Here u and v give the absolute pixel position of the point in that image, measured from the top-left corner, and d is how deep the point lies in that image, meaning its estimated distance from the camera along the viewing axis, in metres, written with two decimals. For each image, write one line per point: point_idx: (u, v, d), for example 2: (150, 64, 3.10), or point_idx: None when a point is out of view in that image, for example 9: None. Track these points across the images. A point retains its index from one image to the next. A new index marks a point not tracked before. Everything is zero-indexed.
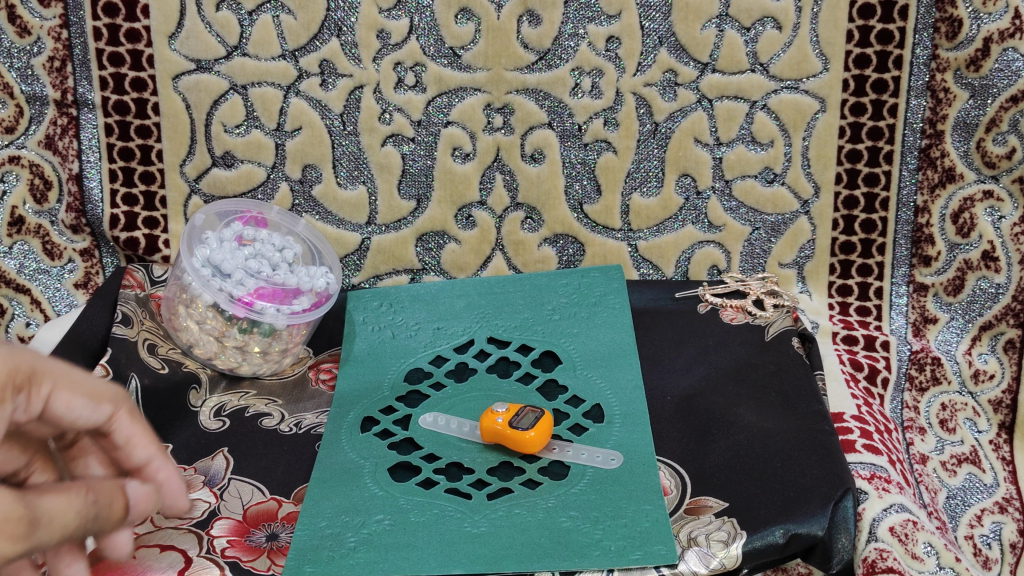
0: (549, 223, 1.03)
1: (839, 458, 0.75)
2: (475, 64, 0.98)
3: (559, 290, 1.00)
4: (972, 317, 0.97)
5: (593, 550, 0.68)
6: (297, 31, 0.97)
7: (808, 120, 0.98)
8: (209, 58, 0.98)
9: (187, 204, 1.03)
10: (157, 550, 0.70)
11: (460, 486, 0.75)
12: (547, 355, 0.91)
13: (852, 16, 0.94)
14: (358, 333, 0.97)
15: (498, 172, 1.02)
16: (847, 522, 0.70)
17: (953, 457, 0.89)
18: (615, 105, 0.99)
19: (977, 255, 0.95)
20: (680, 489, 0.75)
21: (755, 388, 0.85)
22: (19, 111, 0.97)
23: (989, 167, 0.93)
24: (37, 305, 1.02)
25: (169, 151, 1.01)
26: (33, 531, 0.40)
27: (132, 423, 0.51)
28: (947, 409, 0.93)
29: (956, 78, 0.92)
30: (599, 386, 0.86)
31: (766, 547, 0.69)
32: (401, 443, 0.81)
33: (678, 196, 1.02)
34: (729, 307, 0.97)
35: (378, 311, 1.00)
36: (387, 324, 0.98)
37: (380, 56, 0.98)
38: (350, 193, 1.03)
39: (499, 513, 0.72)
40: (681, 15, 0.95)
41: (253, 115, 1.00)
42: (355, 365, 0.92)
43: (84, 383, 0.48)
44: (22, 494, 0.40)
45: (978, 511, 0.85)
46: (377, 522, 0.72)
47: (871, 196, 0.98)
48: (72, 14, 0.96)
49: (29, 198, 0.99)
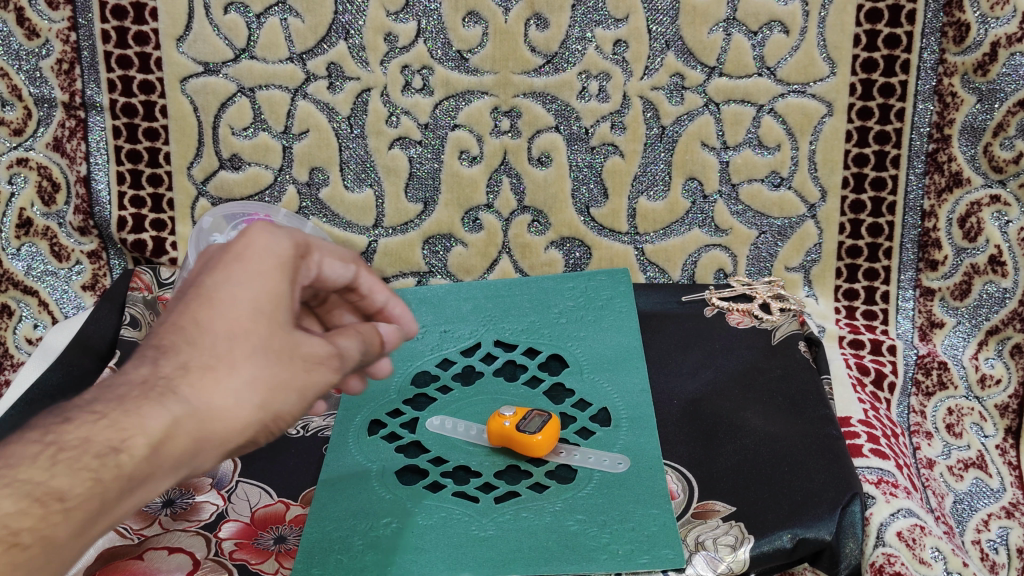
0: (556, 226, 1.04)
1: (846, 462, 0.75)
2: (482, 67, 0.98)
3: (565, 294, 0.99)
4: (978, 321, 0.97)
5: (600, 554, 0.68)
6: (304, 34, 0.97)
7: (815, 124, 0.98)
8: (217, 60, 0.98)
9: (194, 207, 1.03)
10: (166, 552, 0.71)
11: (467, 489, 0.75)
12: (554, 358, 0.91)
13: (860, 20, 0.94)
14: None
15: (505, 175, 1.02)
16: (855, 528, 0.70)
17: (960, 462, 0.90)
18: (622, 109, 0.99)
19: (984, 259, 0.95)
20: (687, 493, 0.75)
21: (763, 393, 0.85)
22: (27, 113, 0.98)
23: (997, 171, 0.93)
24: (45, 307, 1.03)
25: (177, 153, 1.01)
26: (342, 362, 0.49)
27: (371, 273, 0.58)
28: (954, 414, 0.94)
29: (963, 82, 0.92)
30: (606, 390, 0.86)
31: (773, 552, 0.69)
32: (409, 446, 0.81)
33: (684, 200, 1.02)
34: (735, 310, 0.97)
35: None
36: None
37: (388, 59, 0.98)
38: (357, 196, 1.03)
39: (506, 517, 0.72)
40: (688, 19, 0.95)
41: (260, 118, 1.00)
42: None
43: (336, 248, 0.56)
44: (333, 341, 0.49)
45: (985, 516, 0.86)
46: (385, 525, 0.72)
47: (878, 200, 0.98)
48: (81, 16, 0.96)
49: (36, 200, 1.01)
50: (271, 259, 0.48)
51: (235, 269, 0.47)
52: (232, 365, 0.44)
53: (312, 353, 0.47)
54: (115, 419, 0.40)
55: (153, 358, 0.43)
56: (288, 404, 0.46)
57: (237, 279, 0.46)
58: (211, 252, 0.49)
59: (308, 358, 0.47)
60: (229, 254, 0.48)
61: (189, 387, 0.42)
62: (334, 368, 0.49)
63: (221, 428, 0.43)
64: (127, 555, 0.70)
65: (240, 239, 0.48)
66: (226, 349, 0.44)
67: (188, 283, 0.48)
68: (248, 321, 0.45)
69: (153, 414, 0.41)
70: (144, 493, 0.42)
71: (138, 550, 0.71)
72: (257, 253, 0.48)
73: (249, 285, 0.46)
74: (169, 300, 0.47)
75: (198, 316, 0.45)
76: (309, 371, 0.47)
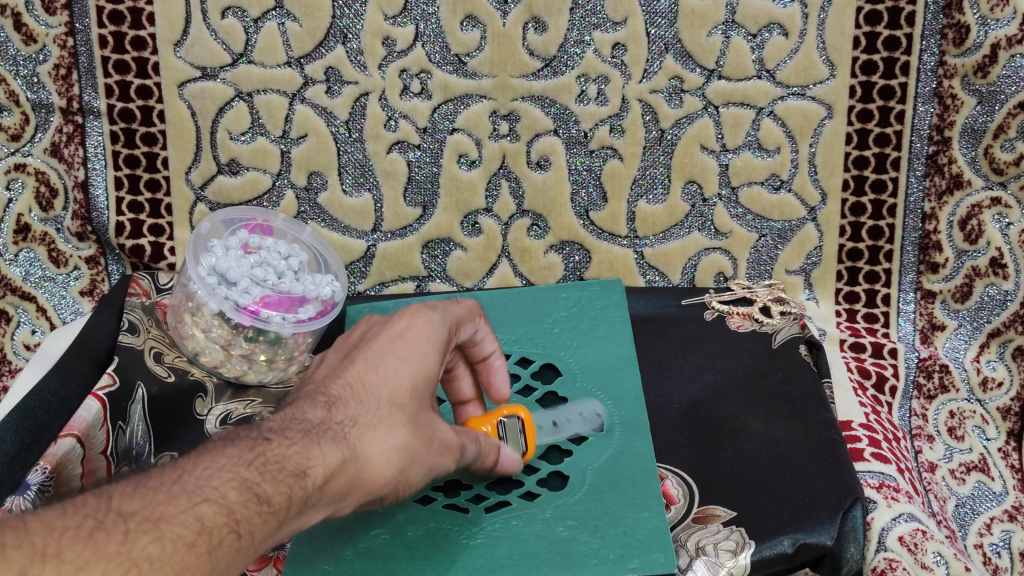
0: (555, 230, 1.03)
1: (848, 466, 0.74)
2: (481, 71, 0.98)
3: (561, 303, 0.97)
4: (980, 324, 0.97)
5: (590, 560, 0.68)
6: (302, 39, 0.97)
7: (815, 127, 0.98)
8: (215, 65, 0.98)
9: (191, 212, 1.03)
10: None
11: (459, 501, 0.74)
12: (548, 368, 0.89)
13: (859, 22, 0.94)
14: None
15: (504, 178, 1.02)
16: (856, 532, 0.70)
17: (961, 465, 0.90)
18: (622, 112, 0.99)
19: (985, 262, 0.95)
20: (687, 498, 0.75)
21: (763, 397, 0.84)
22: (25, 118, 0.98)
23: (997, 173, 0.93)
24: (43, 313, 1.03)
25: (174, 158, 1.01)
26: (462, 453, 0.64)
27: (485, 326, 0.72)
28: (956, 417, 0.93)
29: (963, 84, 0.92)
30: (599, 397, 0.85)
31: (774, 557, 0.69)
32: None
33: (683, 204, 1.02)
34: (736, 313, 0.96)
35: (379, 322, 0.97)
36: None
37: (386, 63, 0.98)
38: (356, 200, 1.02)
39: (497, 525, 0.72)
40: (687, 22, 0.95)
41: (258, 122, 1.00)
42: None
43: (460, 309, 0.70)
44: (462, 436, 0.65)
45: (987, 520, 0.86)
46: (374, 535, 0.71)
47: (878, 203, 0.98)
48: (78, 22, 0.96)
49: (34, 206, 1.01)
50: (431, 337, 0.64)
51: (409, 343, 0.63)
52: (388, 428, 0.59)
53: (445, 437, 0.63)
54: (304, 448, 0.53)
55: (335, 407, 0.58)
56: (416, 473, 0.60)
57: (403, 356, 0.62)
58: (380, 325, 0.66)
59: (442, 442, 0.62)
60: (397, 330, 0.64)
61: (357, 439, 0.57)
62: (454, 453, 0.63)
63: (370, 478, 0.57)
64: None
65: (408, 322, 0.65)
66: (386, 413, 0.59)
67: (355, 350, 0.64)
68: (408, 396, 0.61)
69: (330, 453, 0.54)
70: (304, 519, 0.54)
71: None
72: (424, 331, 0.64)
73: (407, 363, 0.62)
74: (344, 359, 0.63)
75: (370, 377, 0.60)
76: (438, 451, 0.62)
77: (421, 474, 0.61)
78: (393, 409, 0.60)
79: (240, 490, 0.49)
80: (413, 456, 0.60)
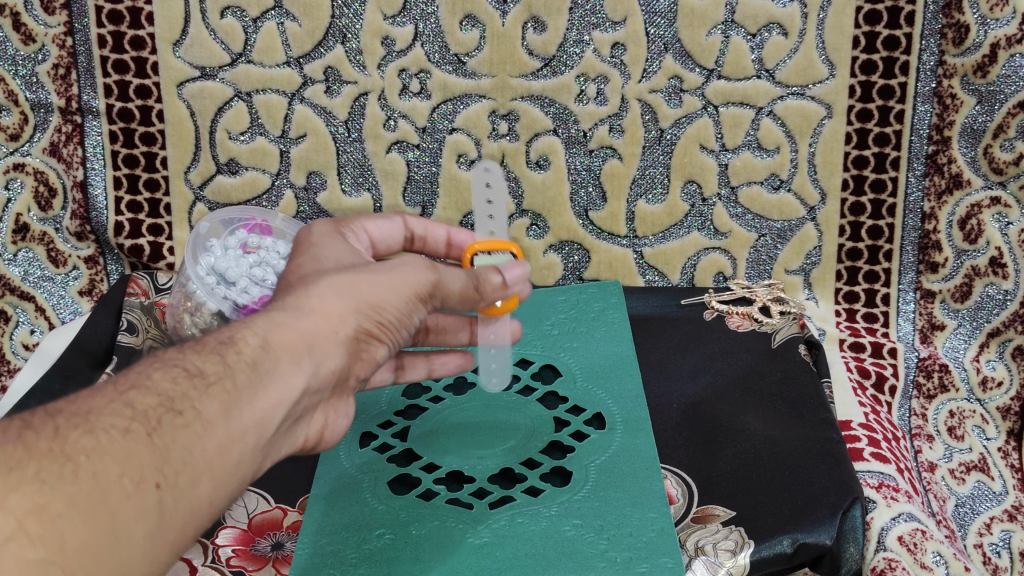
0: (554, 230, 1.04)
1: (847, 466, 0.75)
2: (480, 71, 0.98)
3: (558, 307, 0.98)
4: (979, 324, 0.97)
5: (598, 561, 0.66)
6: (301, 38, 0.97)
7: (814, 127, 0.97)
8: (214, 64, 0.97)
9: (190, 212, 1.03)
10: None
11: (460, 497, 0.74)
12: (547, 368, 0.89)
13: (859, 22, 0.93)
14: None
15: (503, 178, 1.02)
16: (856, 532, 0.70)
17: (961, 465, 0.90)
18: (621, 112, 0.98)
19: (985, 261, 0.95)
20: (687, 498, 0.75)
21: (763, 397, 0.84)
22: (23, 118, 0.98)
23: (997, 173, 0.93)
24: (41, 313, 1.03)
25: (173, 158, 1.01)
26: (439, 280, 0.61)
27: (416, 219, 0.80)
28: (955, 417, 0.93)
29: (963, 84, 0.92)
30: (599, 397, 0.84)
31: (774, 556, 0.69)
32: (400, 457, 0.79)
33: (683, 203, 1.02)
34: (735, 313, 0.97)
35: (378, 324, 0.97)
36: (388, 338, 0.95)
37: (386, 63, 0.98)
38: (355, 200, 1.03)
39: (502, 523, 0.71)
40: (687, 21, 0.94)
41: (257, 122, 1.00)
42: None
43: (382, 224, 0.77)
44: (431, 265, 0.61)
45: (987, 519, 0.86)
46: (378, 537, 0.70)
47: (877, 203, 0.98)
48: (76, 21, 0.95)
49: (33, 206, 1.01)
50: (337, 227, 0.72)
51: (320, 252, 0.64)
52: (331, 310, 0.56)
53: (404, 272, 0.60)
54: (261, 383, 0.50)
55: (265, 337, 0.53)
56: (391, 313, 0.59)
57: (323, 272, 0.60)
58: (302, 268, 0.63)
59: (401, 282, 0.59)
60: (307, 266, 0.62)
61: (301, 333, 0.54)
62: (427, 278, 0.61)
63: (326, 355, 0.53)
64: None
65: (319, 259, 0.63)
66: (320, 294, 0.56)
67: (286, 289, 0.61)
68: (337, 279, 0.58)
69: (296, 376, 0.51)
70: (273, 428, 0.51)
71: None
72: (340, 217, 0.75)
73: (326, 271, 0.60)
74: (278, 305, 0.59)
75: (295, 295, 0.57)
76: (394, 283, 0.59)
77: (401, 312, 0.59)
78: (329, 306, 0.56)
79: (167, 395, 0.48)
80: (368, 302, 0.58)
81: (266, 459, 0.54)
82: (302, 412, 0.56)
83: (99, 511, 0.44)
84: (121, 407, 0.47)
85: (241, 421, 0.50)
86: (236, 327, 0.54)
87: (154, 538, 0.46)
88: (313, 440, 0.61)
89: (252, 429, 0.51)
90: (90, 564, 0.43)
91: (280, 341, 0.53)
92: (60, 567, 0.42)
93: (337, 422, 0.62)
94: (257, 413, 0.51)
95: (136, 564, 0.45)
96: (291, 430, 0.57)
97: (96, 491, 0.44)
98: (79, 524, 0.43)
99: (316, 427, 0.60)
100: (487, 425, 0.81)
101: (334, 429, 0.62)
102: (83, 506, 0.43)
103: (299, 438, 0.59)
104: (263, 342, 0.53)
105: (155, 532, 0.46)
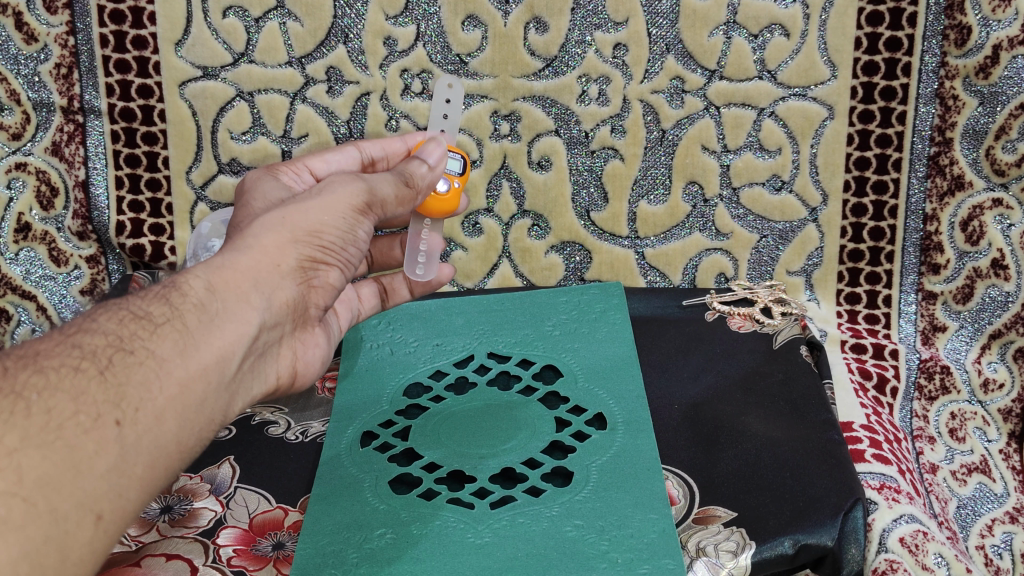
0: (556, 230, 1.04)
1: (848, 468, 0.75)
2: (482, 71, 0.98)
3: (559, 307, 0.98)
4: (981, 325, 0.97)
5: (599, 563, 0.66)
6: (303, 38, 0.97)
7: (817, 128, 0.97)
8: (215, 64, 0.97)
9: (192, 211, 1.03)
10: (163, 559, 0.71)
11: (461, 496, 0.74)
12: (548, 369, 0.89)
13: (861, 23, 0.93)
14: (354, 350, 0.93)
15: (504, 178, 1.02)
16: (857, 533, 0.70)
17: (963, 466, 0.90)
18: (622, 113, 0.98)
19: (986, 263, 0.95)
20: (688, 498, 0.74)
21: (764, 398, 0.84)
22: (26, 117, 0.98)
23: (999, 174, 0.93)
24: (43, 311, 1.04)
25: (176, 158, 1.01)
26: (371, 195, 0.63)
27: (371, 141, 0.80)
28: (957, 418, 0.93)
29: (965, 85, 0.92)
30: (601, 397, 0.84)
31: (774, 558, 0.69)
32: (400, 457, 0.79)
33: (685, 205, 1.02)
34: (737, 314, 0.97)
35: (375, 329, 0.96)
36: (384, 341, 0.95)
37: (387, 63, 0.98)
38: None
39: (503, 523, 0.71)
40: (687, 22, 0.94)
41: (259, 122, 1.00)
42: (349, 380, 0.89)
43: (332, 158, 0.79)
44: (358, 178, 0.63)
45: (988, 521, 0.86)
46: (379, 537, 0.70)
47: (880, 204, 0.98)
48: (78, 21, 0.96)
49: (35, 205, 1.01)
50: (270, 171, 0.75)
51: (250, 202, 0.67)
52: (268, 245, 0.57)
53: (333, 191, 0.62)
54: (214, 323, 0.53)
55: (209, 280, 0.54)
56: (332, 234, 0.60)
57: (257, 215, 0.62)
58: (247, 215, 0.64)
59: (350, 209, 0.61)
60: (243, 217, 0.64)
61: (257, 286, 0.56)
62: (359, 189, 0.62)
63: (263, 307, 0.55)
64: (126, 562, 0.70)
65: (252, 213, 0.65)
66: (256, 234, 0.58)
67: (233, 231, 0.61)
68: (269, 217, 0.59)
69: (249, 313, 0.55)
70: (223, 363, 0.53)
71: (136, 557, 0.71)
72: (279, 162, 0.77)
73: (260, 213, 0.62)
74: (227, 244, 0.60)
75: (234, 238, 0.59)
76: (328, 205, 0.60)
77: (342, 229, 0.61)
78: (265, 241, 0.57)
79: (115, 335, 0.50)
80: (305, 230, 0.59)
81: (234, 397, 0.55)
82: (264, 347, 0.58)
83: (58, 445, 0.45)
84: (69, 348, 0.48)
85: (201, 358, 0.52)
86: (179, 274, 0.55)
87: (119, 470, 0.47)
88: (287, 376, 0.62)
89: (213, 364, 0.52)
90: (52, 493, 0.44)
91: (225, 282, 0.55)
92: (22, 497, 0.43)
93: (307, 354, 0.64)
94: (217, 350, 0.53)
95: (103, 498, 0.46)
96: (257, 369, 0.58)
97: (51, 424, 0.45)
98: (38, 457, 0.44)
99: (287, 363, 0.62)
100: (486, 425, 0.81)
101: (306, 362, 0.64)
102: (38, 438, 0.45)
103: (270, 375, 0.60)
104: (208, 285, 0.54)
105: (118, 465, 0.47)
